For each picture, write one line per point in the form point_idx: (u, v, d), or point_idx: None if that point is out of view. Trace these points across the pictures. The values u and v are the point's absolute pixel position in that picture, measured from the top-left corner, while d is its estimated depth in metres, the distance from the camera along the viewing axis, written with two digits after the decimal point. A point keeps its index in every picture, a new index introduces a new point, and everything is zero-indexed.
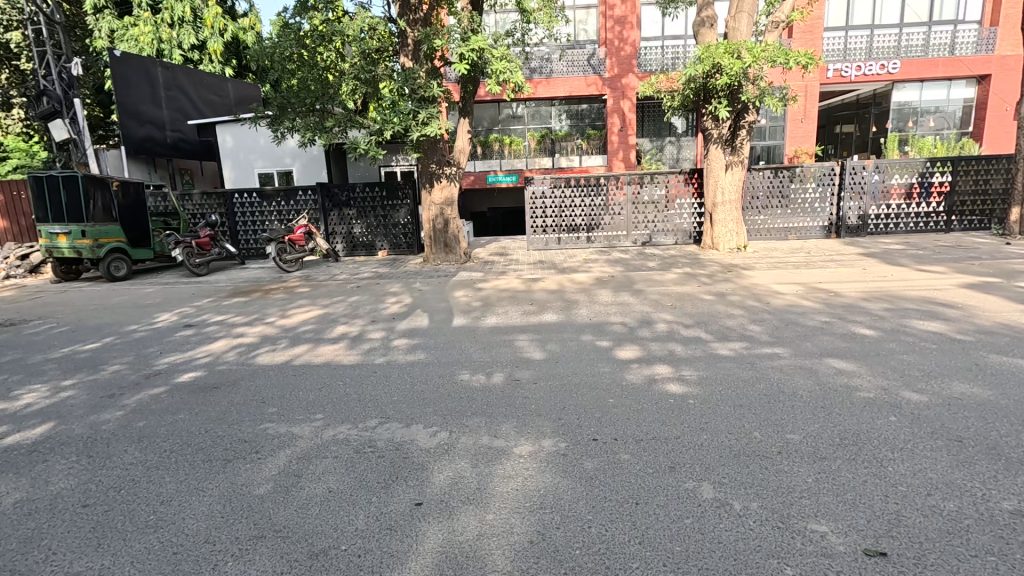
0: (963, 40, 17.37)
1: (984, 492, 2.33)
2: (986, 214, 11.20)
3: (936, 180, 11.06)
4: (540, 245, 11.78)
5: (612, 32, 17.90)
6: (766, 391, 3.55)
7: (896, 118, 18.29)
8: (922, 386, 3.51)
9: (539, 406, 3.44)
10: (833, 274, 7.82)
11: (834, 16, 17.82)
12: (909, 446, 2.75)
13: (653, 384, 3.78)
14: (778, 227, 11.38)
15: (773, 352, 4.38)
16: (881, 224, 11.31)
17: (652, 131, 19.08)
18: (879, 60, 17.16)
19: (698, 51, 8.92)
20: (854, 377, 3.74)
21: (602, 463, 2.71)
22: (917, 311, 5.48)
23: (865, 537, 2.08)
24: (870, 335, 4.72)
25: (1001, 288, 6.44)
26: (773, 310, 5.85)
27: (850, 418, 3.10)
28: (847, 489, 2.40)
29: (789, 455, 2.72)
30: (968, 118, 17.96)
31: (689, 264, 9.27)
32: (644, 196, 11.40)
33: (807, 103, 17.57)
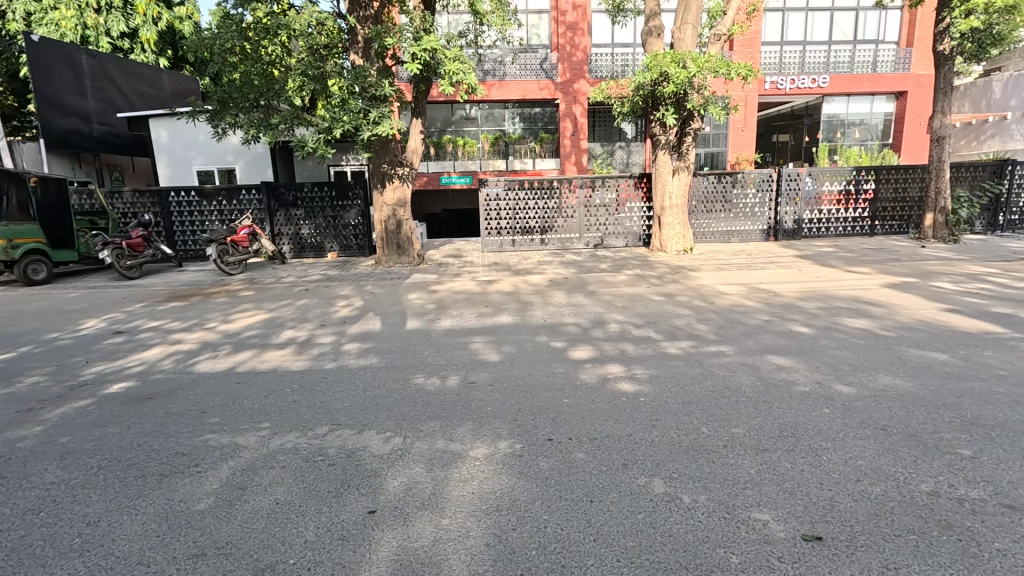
0: (882, 59, 18.87)
1: (906, 475, 2.53)
2: (905, 219, 12.15)
3: (861, 187, 11.87)
4: (494, 247, 11.81)
5: (564, 37, 18.21)
6: (712, 388, 3.70)
7: (826, 128, 19.47)
8: (852, 379, 3.77)
9: (494, 408, 3.43)
10: (772, 275, 8.25)
11: (771, 31, 18.86)
12: (842, 436, 2.94)
13: (606, 384, 3.86)
14: (721, 230, 11.92)
15: (718, 350, 4.58)
16: (813, 228, 12.06)
17: (603, 135, 19.48)
18: (811, 74, 18.31)
19: (646, 60, 9.32)
20: (792, 372, 3.96)
21: (557, 462, 2.74)
22: (846, 310, 5.88)
23: (803, 523, 2.20)
24: (806, 332, 5.02)
25: (918, 287, 7.00)
26: (717, 310, 6.11)
27: (788, 411, 3.28)
28: (786, 478, 2.54)
29: (733, 448, 2.84)
30: (888, 130, 19.43)
31: (639, 265, 9.55)
32: (595, 199, 11.64)
33: (747, 113, 18.50)
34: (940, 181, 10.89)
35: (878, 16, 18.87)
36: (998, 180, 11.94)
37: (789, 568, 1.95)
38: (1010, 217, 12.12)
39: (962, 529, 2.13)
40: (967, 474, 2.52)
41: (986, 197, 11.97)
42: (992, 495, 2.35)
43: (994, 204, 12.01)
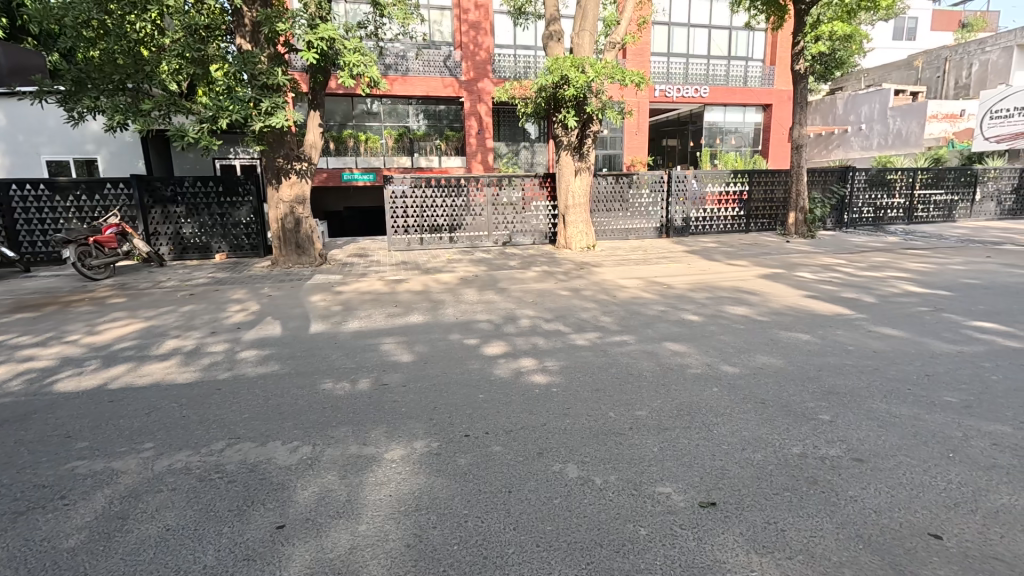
0: (751, 75, 21.17)
1: (781, 441, 2.88)
2: (773, 218, 13.74)
3: (737, 189, 13.23)
4: (401, 246, 11.54)
5: (467, 36, 18.26)
6: (617, 375, 3.94)
7: (708, 135, 21.38)
8: (735, 360, 4.22)
9: (409, 408, 3.37)
10: (667, 269, 8.94)
11: (658, 43, 20.33)
12: (729, 411, 3.28)
13: (519, 377, 3.95)
14: (620, 228, 12.66)
15: (622, 340, 4.87)
16: (699, 226, 13.23)
17: (508, 135, 19.80)
18: (693, 85, 20.03)
19: (548, 63, 9.60)
20: (686, 357, 4.34)
21: (475, 458, 2.76)
22: (729, 299, 6.54)
23: (700, 492, 2.42)
24: (696, 320, 5.52)
25: (785, 277, 7.97)
26: (619, 302, 6.51)
27: (684, 391, 3.59)
28: (684, 453, 2.77)
29: (638, 429, 3.05)
30: (757, 137, 21.85)
31: (546, 262, 9.86)
32: (503, 198, 11.79)
33: (640, 118, 19.78)
34: (799, 184, 12.46)
35: (747, 36, 21.07)
36: (842, 184, 13.92)
37: (691, 533, 2.14)
38: (852, 216, 14.21)
39: (825, 483, 2.48)
40: (827, 436, 2.93)
41: (834, 199, 13.93)
42: (846, 451, 2.76)
43: (840, 205, 14.01)
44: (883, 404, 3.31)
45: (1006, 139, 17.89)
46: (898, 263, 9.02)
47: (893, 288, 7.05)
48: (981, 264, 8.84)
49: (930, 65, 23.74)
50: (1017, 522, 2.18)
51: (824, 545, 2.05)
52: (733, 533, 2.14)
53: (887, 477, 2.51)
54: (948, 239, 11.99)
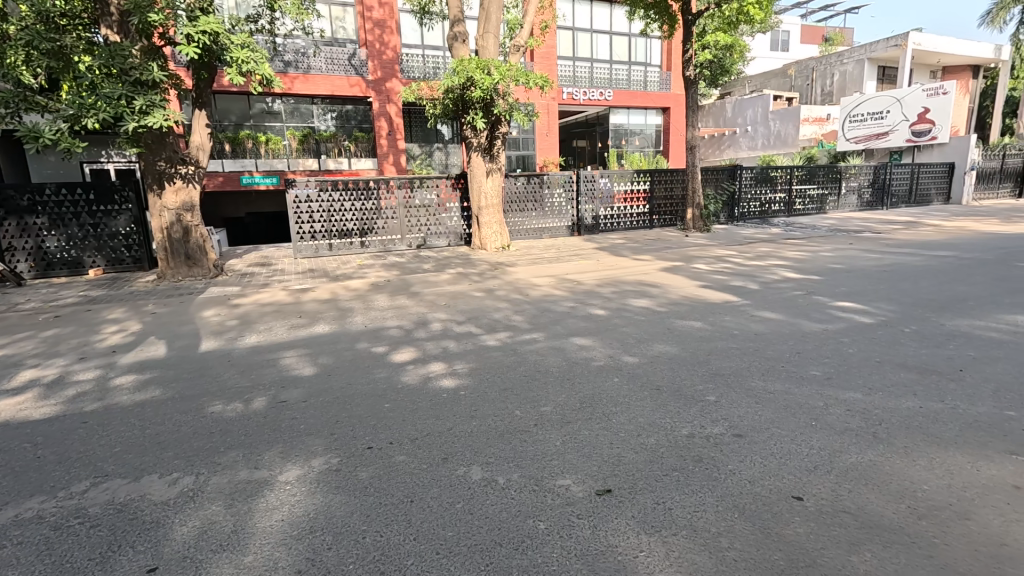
0: (650, 79, 22.59)
1: (671, 424, 3.08)
2: (674, 214, 14.68)
3: (642, 187, 13.99)
4: (309, 252, 10.97)
5: (372, 34, 17.70)
6: (526, 372, 4.02)
7: (614, 137, 22.33)
8: (635, 350, 4.46)
9: (309, 424, 3.22)
10: (578, 266, 9.25)
11: (563, 47, 20.98)
12: (627, 399, 3.45)
13: (428, 382, 3.90)
14: (534, 227, 12.92)
15: (532, 337, 4.98)
16: (609, 223, 13.84)
17: (420, 136, 19.50)
18: (598, 89, 21.02)
19: (453, 64, 9.57)
20: (590, 350, 4.52)
21: (376, 470, 2.68)
22: (632, 292, 6.90)
23: (597, 480, 2.53)
24: (602, 314, 5.76)
25: (683, 269, 8.55)
26: (532, 301, 6.65)
27: (587, 384, 3.73)
28: (585, 444, 2.88)
29: (542, 425, 3.12)
30: (659, 138, 23.28)
31: (461, 264, 9.84)
32: (415, 200, 11.58)
33: (550, 119, 20.38)
34: (695, 182, 13.46)
35: (645, 43, 22.32)
36: (732, 181, 15.18)
37: (586, 522, 2.22)
38: (742, 210, 15.55)
39: (708, 459, 2.68)
40: (712, 415, 3.18)
41: (725, 195, 15.17)
42: (727, 428, 3.01)
43: (731, 200, 15.28)
44: (760, 382, 3.65)
45: (863, 140, 20.38)
46: (779, 253, 10.00)
47: (774, 275, 7.80)
48: (845, 250, 10.03)
49: (800, 74, 26.57)
50: (862, 477, 2.49)
51: (705, 518, 2.22)
52: (626, 517, 2.25)
53: (760, 449, 2.77)
54: (820, 229, 13.46)
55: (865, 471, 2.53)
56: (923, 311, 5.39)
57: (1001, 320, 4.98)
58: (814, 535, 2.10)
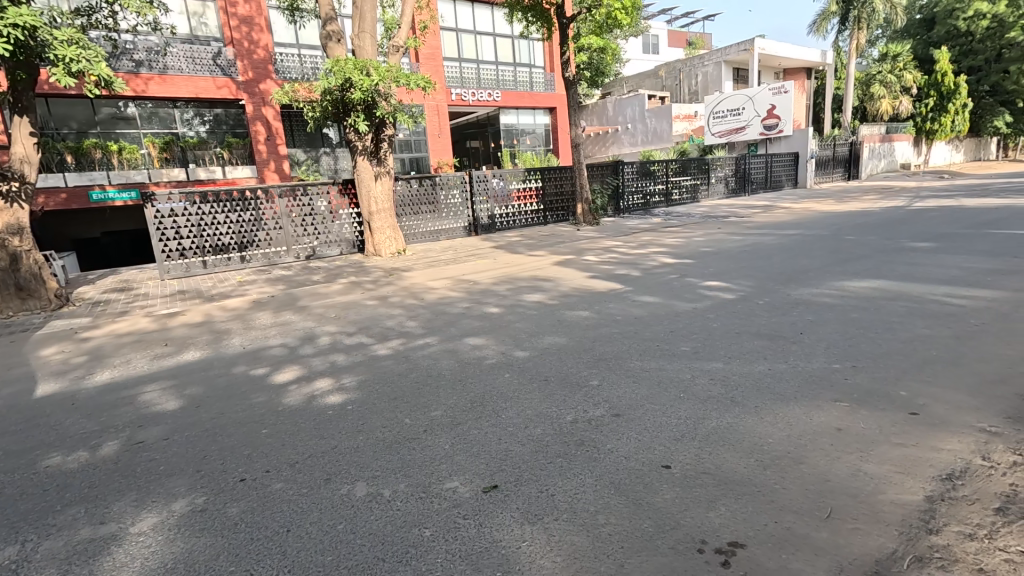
0: (536, 80, 23.34)
1: (556, 412, 3.19)
2: (566, 209, 15.30)
3: (534, 185, 14.38)
4: (179, 272, 9.88)
5: (238, 32, 16.35)
6: (417, 379, 3.93)
7: (506, 136, 22.67)
8: (526, 344, 4.57)
9: (171, 464, 2.89)
10: (474, 266, 9.29)
11: (448, 48, 20.89)
12: (516, 394, 3.52)
13: (312, 401, 3.68)
14: (430, 230, 12.76)
15: (425, 342, 4.90)
16: (505, 222, 14.07)
17: (304, 141, 18.37)
18: (486, 89, 21.29)
19: (329, 64, 9.15)
20: (483, 349, 4.55)
21: (250, 503, 2.48)
22: (526, 288, 7.07)
23: (484, 478, 2.55)
24: (496, 312, 5.84)
25: (574, 262, 8.93)
26: (426, 305, 6.55)
27: (478, 383, 3.74)
28: (473, 444, 2.89)
29: (432, 431, 3.08)
30: (548, 137, 24.15)
31: (354, 272, 9.45)
32: (301, 208, 10.92)
33: (440, 120, 20.30)
34: (582, 178, 14.13)
35: (527, 45, 22.92)
36: (615, 176, 16.16)
37: (472, 521, 2.23)
38: (627, 203, 16.61)
39: (590, 442, 2.81)
40: (595, 399, 3.34)
41: (610, 189, 16.10)
42: (607, 409, 3.18)
43: (615, 194, 16.27)
44: (637, 362, 3.90)
45: (725, 134, 22.87)
46: (659, 240, 10.80)
47: (654, 261, 8.41)
48: (714, 234, 11.10)
49: (669, 75, 28.91)
50: (721, 439, 2.76)
51: (585, 499, 2.33)
52: (511, 510, 2.29)
53: (635, 426, 2.96)
54: (693, 216, 14.77)
55: (722, 433, 2.81)
56: (774, 284, 6.12)
57: (833, 286, 5.80)
58: (679, 500, 2.28)
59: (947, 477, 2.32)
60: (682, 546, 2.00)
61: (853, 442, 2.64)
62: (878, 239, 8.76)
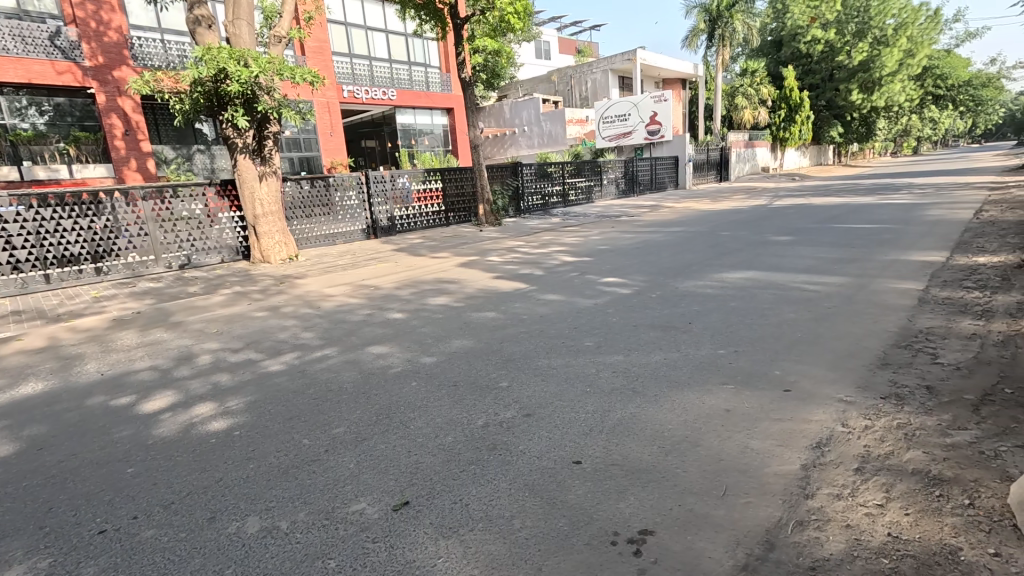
0: (432, 80, 23.04)
1: (468, 418, 3.12)
2: (468, 210, 15.27)
3: (435, 186, 14.14)
4: (13, 289, 8.26)
5: (82, 10, 14.16)
6: (315, 395, 3.64)
7: (404, 136, 22.17)
8: (434, 349, 4.44)
9: (4, 525, 2.38)
10: (374, 270, 8.92)
11: (337, 42, 19.85)
12: (424, 402, 3.39)
13: (191, 430, 3.25)
14: (325, 233, 12.03)
15: (323, 354, 4.57)
16: (405, 223, 13.69)
17: (173, 136, 16.44)
18: (380, 87, 20.61)
19: (198, 52, 8.23)
20: (388, 357, 4.34)
21: (113, 557, 2.11)
22: (431, 291, 6.92)
23: (393, 495, 2.41)
24: (400, 318, 5.62)
25: (478, 263, 8.93)
26: (324, 313, 6.15)
27: (384, 394, 3.56)
28: (380, 460, 2.72)
29: (334, 450, 2.86)
30: (447, 138, 24.03)
31: (239, 281, 8.61)
32: (171, 212, 9.70)
33: (332, 118, 19.27)
34: (482, 179, 14.19)
35: (421, 43, 22.53)
36: (515, 177, 16.45)
37: (382, 544, 2.09)
38: (527, 203, 16.99)
39: (502, 445, 2.78)
40: (505, 400, 3.32)
41: (511, 190, 16.35)
42: (517, 409, 3.18)
43: (516, 195, 16.56)
44: (545, 361, 3.95)
45: (615, 139, 24.13)
46: (558, 240, 11.17)
47: (555, 260, 8.64)
48: (609, 233, 11.71)
49: (561, 81, 30.13)
50: (626, 430, 2.87)
51: (500, 505, 2.29)
52: (424, 525, 2.18)
53: (545, 424, 2.98)
54: (589, 216, 15.51)
55: (626, 423, 2.92)
56: (664, 278, 6.57)
57: (713, 278, 6.36)
58: (591, 494, 2.32)
59: (816, 445, 2.61)
60: (597, 540, 2.03)
61: (740, 421, 2.89)
62: (747, 234, 9.78)
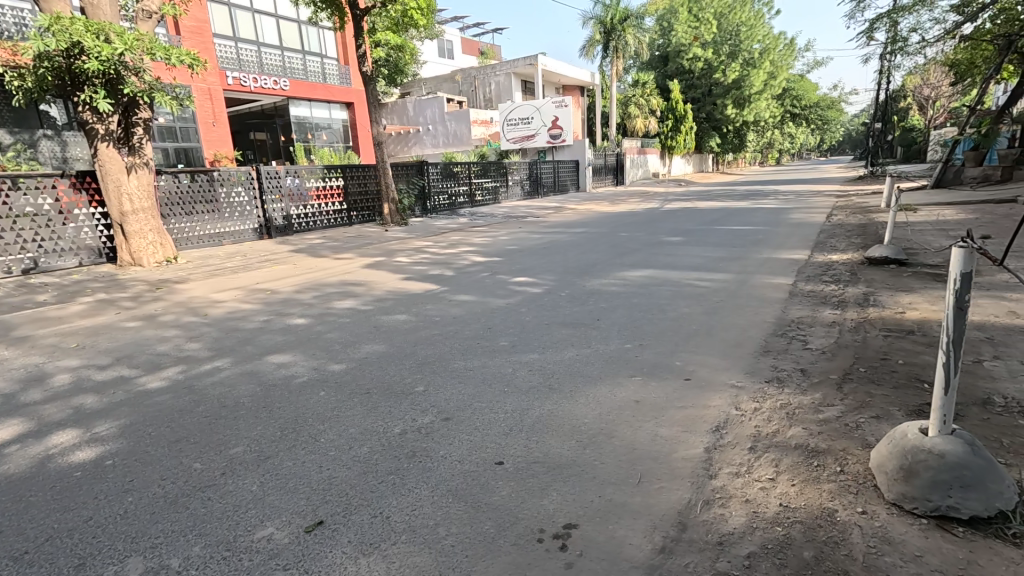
0: (329, 71, 21.85)
1: (384, 426, 2.98)
2: (371, 209, 14.70)
3: (335, 183, 13.41)
4: None
5: None
6: (205, 413, 3.26)
7: (298, 130, 20.94)
8: (342, 356, 4.20)
9: None
10: (270, 273, 8.26)
11: (219, 23, 18.06)
12: (335, 413, 3.18)
13: (47, 463, 2.76)
14: (209, 233, 10.92)
15: (213, 366, 4.12)
16: (303, 223, 12.85)
17: (10, 118, 13.93)
18: (270, 76, 19.18)
19: (43, 21, 7.03)
20: (291, 366, 4.03)
21: None
22: (336, 294, 6.56)
23: (306, 515, 2.23)
24: (302, 323, 5.25)
25: (385, 264, 8.62)
26: (212, 321, 5.56)
27: (288, 407, 3.29)
28: (287, 479, 2.51)
29: (233, 472, 2.58)
30: (346, 134, 23.03)
31: (103, 287, 7.51)
32: (10, 208, 8.20)
33: (215, 107, 17.74)
34: (386, 178, 13.74)
35: (317, 32, 21.21)
36: (420, 176, 16.14)
37: (295, 571, 1.92)
38: (433, 203, 16.76)
39: (422, 452, 2.70)
40: (422, 405, 3.23)
41: (416, 189, 16.01)
42: (436, 414, 3.10)
43: (422, 194, 16.27)
44: (461, 362, 3.91)
45: (519, 141, 24.59)
46: (467, 240, 11.15)
47: (465, 260, 8.59)
48: (516, 233, 11.93)
49: (465, 81, 30.13)
50: (544, 427, 2.91)
51: (424, 513, 2.21)
52: (341, 545, 2.05)
53: (466, 427, 2.93)
54: (496, 217, 15.68)
55: (545, 421, 2.97)
56: (571, 277, 6.81)
57: (616, 277, 6.71)
58: (515, 493, 2.32)
59: (716, 428, 2.84)
60: (524, 540, 2.04)
61: (649, 410, 3.06)
62: (643, 235, 10.48)
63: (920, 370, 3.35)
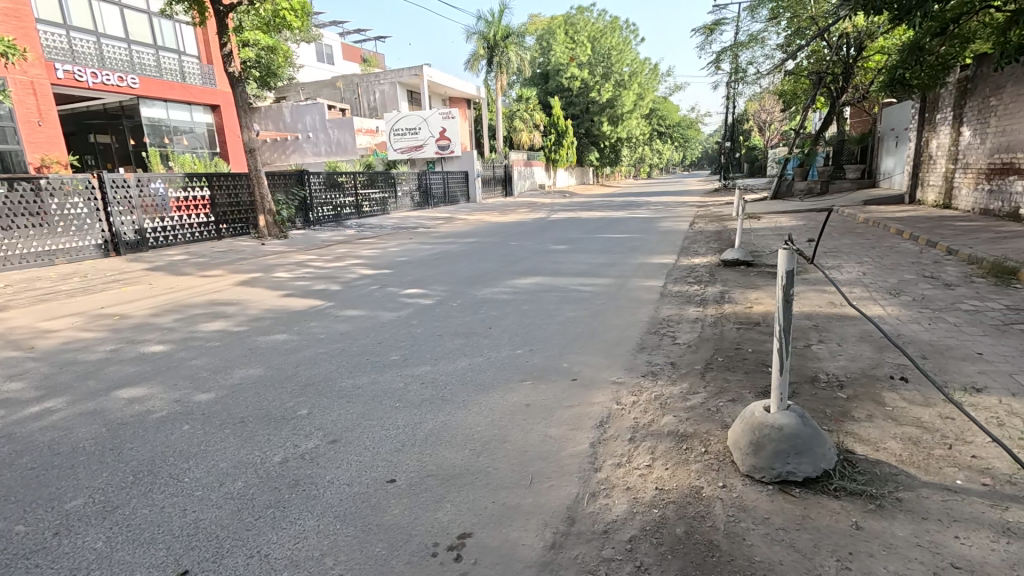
0: (188, 70, 19.79)
1: (261, 456, 2.74)
2: (245, 221, 13.48)
3: (199, 193, 12.09)
4: None
5: None
6: (32, 464, 2.74)
7: (151, 133, 18.80)
8: (210, 384, 3.77)
9: None
10: (119, 295, 7.20)
11: (45, 8, 15.46)
12: (202, 447, 2.86)
13: None
14: (35, 251, 9.29)
15: (42, 409, 3.47)
16: (161, 237, 11.41)
17: None
18: (115, 72, 16.85)
19: None
20: (147, 401, 3.54)
21: None
22: (203, 315, 5.90)
23: (165, 567, 1.97)
24: (161, 351, 4.64)
25: (262, 280, 7.96)
26: (40, 355, 4.69)
27: (142, 446, 2.88)
28: (140, 529, 2.19)
29: (70, 530, 2.20)
30: (212, 139, 20.99)
31: None
32: None
33: (41, 103, 15.10)
34: (261, 187, 12.69)
35: (172, 26, 19.09)
36: (301, 186, 15.16)
37: None
38: (316, 214, 15.84)
39: (306, 480, 2.52)
40: (305, 429, 3.02)
41: (297, 200, 15.02)
42: (321, 437, 2.92)
43: (303, 205, 15.30)
44: (348, 380, 3.72)
45: (406, 151, 24.22)
46: (354, 252, 10.69)
47: (353, 274, 8.21)
48: (407, 244, 11.70)
49: (347, 88, 29.01)
50: (436, 439, 2.88)
51: (308, 544, 2.07)
52: None
53: (354, 448, 2.80)
54: (385, 228, 15.25)
55: (438, 433, 2.94)
56: (463, 287, 6.83)
57: (507, 285, 6.87)
58: (408, 511, 2.26)
59: (600, 423, 3.03)
60: (418, 556, 1.99)
61: (539, 412, 3.17)
62: (532, 243, 10.85)
63: (765, 356, 3.87)
